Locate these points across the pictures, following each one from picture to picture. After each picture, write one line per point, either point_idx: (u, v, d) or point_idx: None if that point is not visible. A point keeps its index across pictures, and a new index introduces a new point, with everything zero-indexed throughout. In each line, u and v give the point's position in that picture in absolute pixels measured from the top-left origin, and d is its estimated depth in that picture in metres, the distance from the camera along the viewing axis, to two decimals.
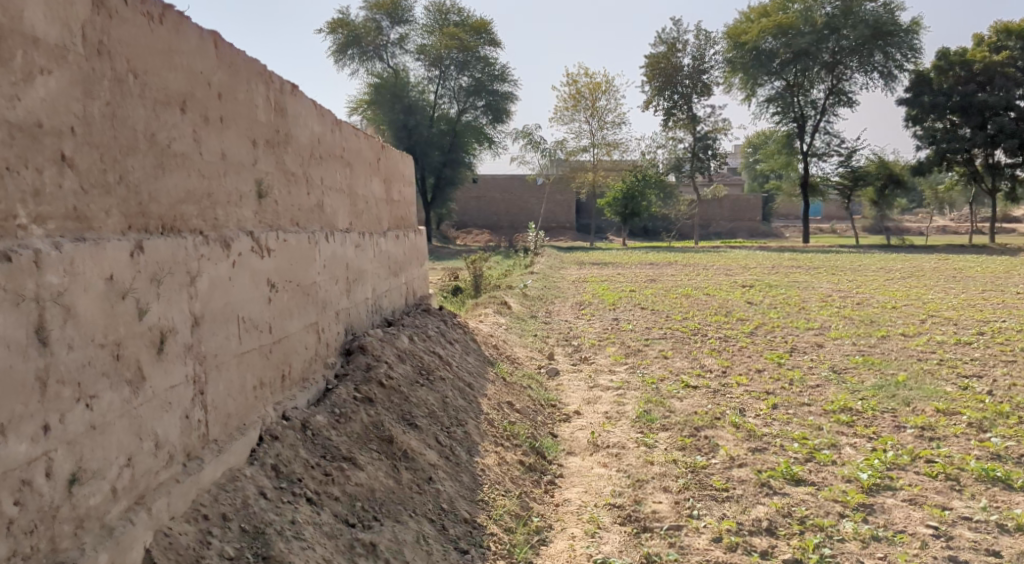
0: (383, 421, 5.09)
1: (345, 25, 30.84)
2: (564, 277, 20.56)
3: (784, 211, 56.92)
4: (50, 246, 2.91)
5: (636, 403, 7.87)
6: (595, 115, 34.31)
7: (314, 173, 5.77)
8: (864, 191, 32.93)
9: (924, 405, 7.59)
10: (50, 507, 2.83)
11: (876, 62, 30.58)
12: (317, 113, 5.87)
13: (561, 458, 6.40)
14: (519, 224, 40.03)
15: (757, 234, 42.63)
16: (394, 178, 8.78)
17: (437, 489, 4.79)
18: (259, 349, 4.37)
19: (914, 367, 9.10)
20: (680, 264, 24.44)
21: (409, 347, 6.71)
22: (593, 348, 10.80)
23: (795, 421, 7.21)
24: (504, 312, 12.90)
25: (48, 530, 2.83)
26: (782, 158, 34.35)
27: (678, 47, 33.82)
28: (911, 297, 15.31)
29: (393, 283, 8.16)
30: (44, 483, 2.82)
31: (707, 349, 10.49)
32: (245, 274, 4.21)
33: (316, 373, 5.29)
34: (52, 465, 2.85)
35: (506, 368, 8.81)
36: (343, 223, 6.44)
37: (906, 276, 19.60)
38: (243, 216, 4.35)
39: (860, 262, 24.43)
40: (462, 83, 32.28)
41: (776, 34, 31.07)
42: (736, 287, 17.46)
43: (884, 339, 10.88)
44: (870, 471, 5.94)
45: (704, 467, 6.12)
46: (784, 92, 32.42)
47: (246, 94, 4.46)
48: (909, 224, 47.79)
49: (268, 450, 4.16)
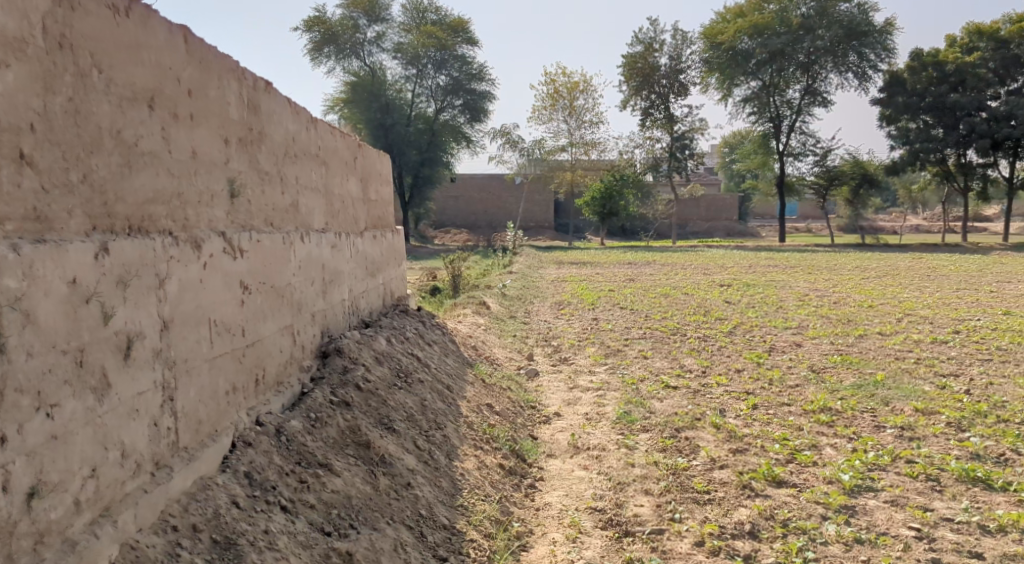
0: (359, 426, 4.98)
1: (322, 23, 30.61)
2: (543, 277, 20.48)
3: (761, 211, 57.22)
4: (8, 249, 2.80)
5: (616, 404, 7.80)
6: (573, 115, 34.29)
7: (288, 173, 5.65)
8: (839, 191, 33.14)
9: (903, 404, 7.58)
10: (7, 522, 2.72)
11: (851, 63, 30.73)
12: (291, 112, 5.75)
13: (541, 461, 6.32)
14: (498, 224, 39.95)
15: (734, 234, 42.78)
16: (371, 177, 8.66)
17: (415, 495, 4.69)
18: (232, 353, 4.26)
19: (892, 366, 9.10)
20: (659, 264, 24.45)
21: (387, 350, 6.60)
22: (573, 349, 10.73)
23: (775, 421, 7.17)
24: (483, 312, 12.81)
25: (6, 547, 2.71)
26: (759, 157, 34.45)
27: (655, 48, 33.84)
28: (887, 296, 15.38)
29: (370, 284, 8.05)
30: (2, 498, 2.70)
31: (687, 349, 10.46)
32: (217, 277, 4.09)
33: (291, 377, 5.17)
34: (10, 478, 2.74)
35: (485, 369, 8.72)
36: (319, 223, 6.31)
37: (882, 275, 19.71)
38: (215, 216, 4.23)
39: (837, 261, 24.53)
40: (440, 83, 32.13)
41: (752, 34, 31.20)
42: (715, 287, 17.47)
43: (861, 338, 10.90)
44: (852, 472, 5.90)
45: (685, 469, 6.05)
46: (760, 92, 32.50)
47: (218, 91, 4.34)
48: (883, 223, 48.18)
49: (241, 457, 4.04)
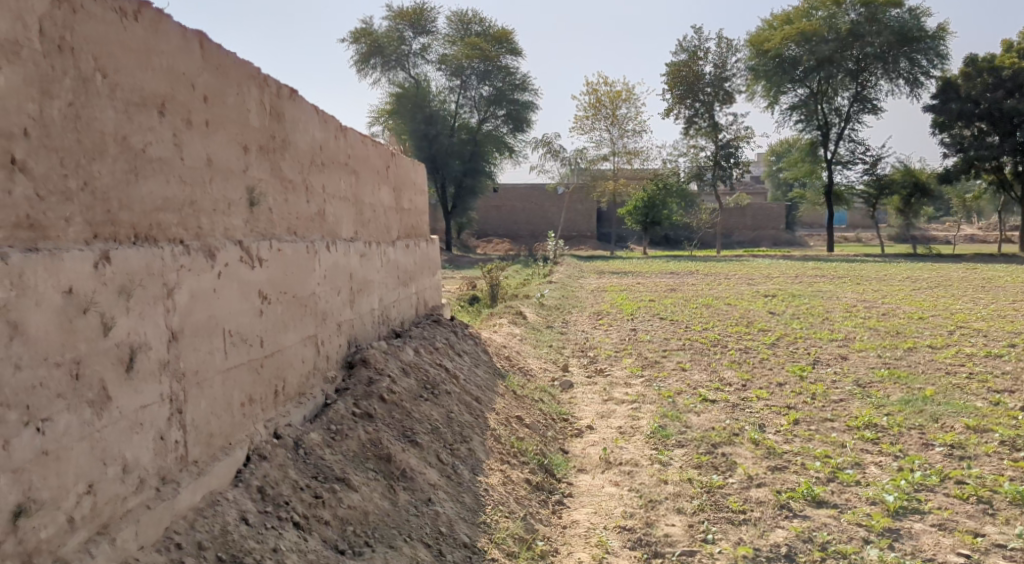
0: (381, 439, 4.87)
1: (368, 35, 30.90)
2: (584, 286, 20.25)
3: (809, 219, 56.32)
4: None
5: (652, 417, 7.60)
6: (616, 123, 34.05)
7: (315, 181, 5.58)
8: (890, 200, 32.42)
9: (953, 421, 7.27)
10: None
11: (901, 69, 30.12)
12: (318, 119, 5.67)
13: (572, 477, 6.15)
14: (540, 233, 39.81)
15: (781, 243, 42.14)
16: (405, 186, 8.59)
17: (436, 511, 4.56)
18: (249, 364, 4.18)
19: (942, 381, 8.76)
20: (701, 273, 24.12)
21: (415, 360, 6.48)
22: (609, 360, 10.53)
23: (817, 438, 6.92)
24: (520, 322, 12.67)
25: None
26: (806, 165, 33.93)
27: (700, 55, 33.48)
28: (939, 307, 14.90)
29: (402, 294, 7.96)
30: None
31: (727, 361, 10.18)
32: (233, 286, 4.02)
33: (314, 388, 5.08)
34: None
35: (518, 380, 8.57)
36: (347, 232, 6.24)
37: (933, 286, 19.17)
38: (233, 224, 4.16)
39: (886, 272, 23.93)
40: (483, 94, 32.16)
41: (799, 41, 30.78)
42: (758, 297, 17.14)
43: (910, 352, 10.54)
44: (897, 493, 5.64)
45: (720, 487, 5.84)
46: (808, 99, 31.98)
47: (237, 97, 4.28)
48: (936, 233, 47.10)
49: (255, 471, 3.95)
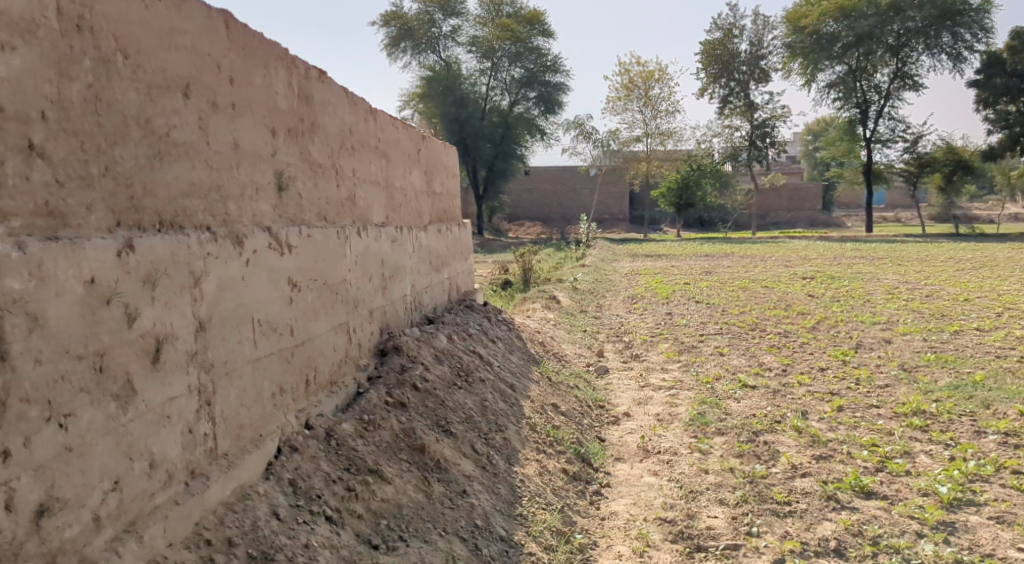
0: (415, 429, 4.75)
1: (398, 18, 30.72)
2: (617, 270, 20.03)
3: (846, 200, 55.42)
4: (12, 248, 2.64)
5: (690, 404, 7.44)
6: (649, 104, 33.63)
7: (344, 165, 5.45)
8: (931, 178, 31.68)
9: (1006, 408, 7.01)
10: (12, 543, 2.57)
11: (944, 44, 29.36)
12: (348, 102, 5.55)
13: (609, 466, 6.01)
14: (572, 216, 39.54)
15: (817, 224, 41.51)
16: (437, 169, 8.45)
17: (471, 504, 4.44)
18: (279, 353, 4.08)
19: (991, 366, 8.48)
20: (737, 256, 23.77)
21: (448, 347, 6.35)
22: (645, 345, 10.34)
23: (863, 425, 6.71)
24: (554, 306, 12.51)
25: None
26: (844, 144, 33.34)
27: (735, 33, 32.95)
28: (985, 289, 14.47)
29: (435, 279, 7.84)
30: (3, 518, 2.55)
31: (766, 346, 9.96)
32: (261, 273, 3.91)
33: (346, 377, 4.98)
34: (14, 495, 2.59)
35: (553, 366, 8.44)
36: (378, 217, 6.11)
37: (977, 266, 18.69)
38: (261, 210, 4.05)
39: (926, 252, 23.44)
40: (515, 75, 31.92)
41: (838, 17, 30.14)
42: (796, 280, 16.82)
43: (957, 335, 10.23)
44: (950, 484, 5.42)
45: (764, 476, 5.66)
46: (846, 76, 31.35)
47: (264, 79, 4.15)
48: (978, 212, 46.15)
49: (287, 463, 3.86)
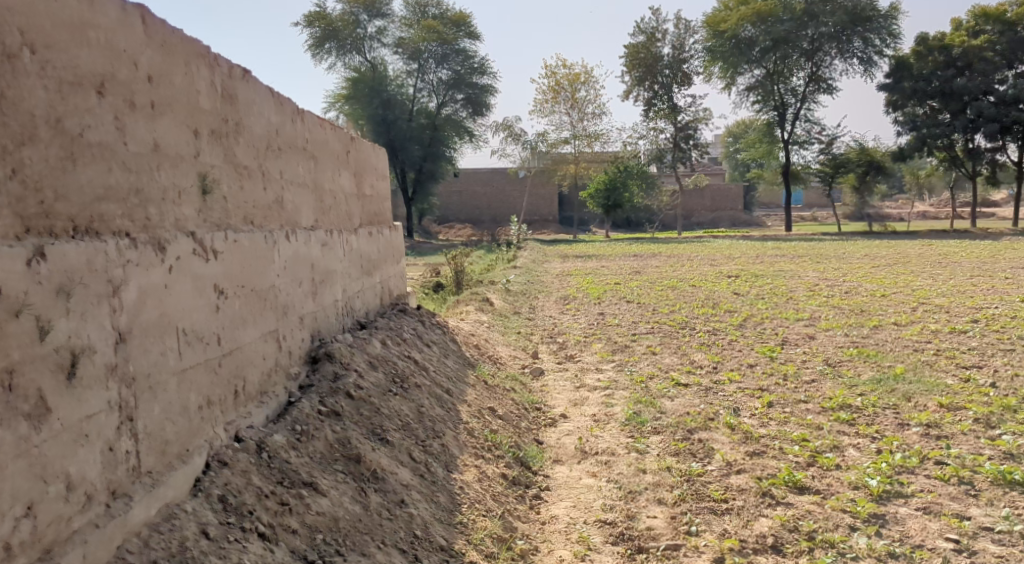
0: (349, 438, 4.62)
1: (321, 19, 30.21)
2: (548, 271, 20.04)
3: (766, 199, 56.70)
4: None
5: (625, 404, 7.44)
6: (575, 107, 33.86)
7: (271, 167, 5.27)
8: (846, 178, 32.58)
9: (926, 400, 7.19)
10: None
11: (855, 49, 30.28)
12: (273, 102, 5.37)
13: (548, 469, 5.95)
14: (502, 218, 39.54)
15: (739, 223, 42.32)
16: (366, 171, 8.29)
17: (410, 513, 4.32)
18: (206, 364, 3.91)
19: (911, 359, 8.70)
20: (664, 255, 24.06)
21: (382, 353, 6.21)
22: (579, 346, 10.33)
23: (793, 421, 6.79)
24: (487, 309, 12.43)
25: None
26: (763, 146, 34.09)
27: (658, 37, 33.40)
28: (901, 284, 14.91)
29: (366, 283, 7.67)
30: None
31: (696, 344, 10.05)
32: (185, 281, 3.73)
33: (277, 386, 4.81)
34: None
35: (487, 369, 8.35)
36: (307, 220, 5.94)
37: (892, 262, 19.29)
38: (184, 215, 3.87)
39: (845, 249, 24.11)
40: (442, 77, 31.77)
41: (755, 22, 30.74)
42: (722, 278, 17.08)
43: (877, 330, 10.49)
44: (880, 476, 5.51)
45: (700, 475, 5.68)
46: (764, 80, 32.05)
47: (185, 77, 3.97)
48: (890, 211, 47.78)
49: (216, 478, 3.69)
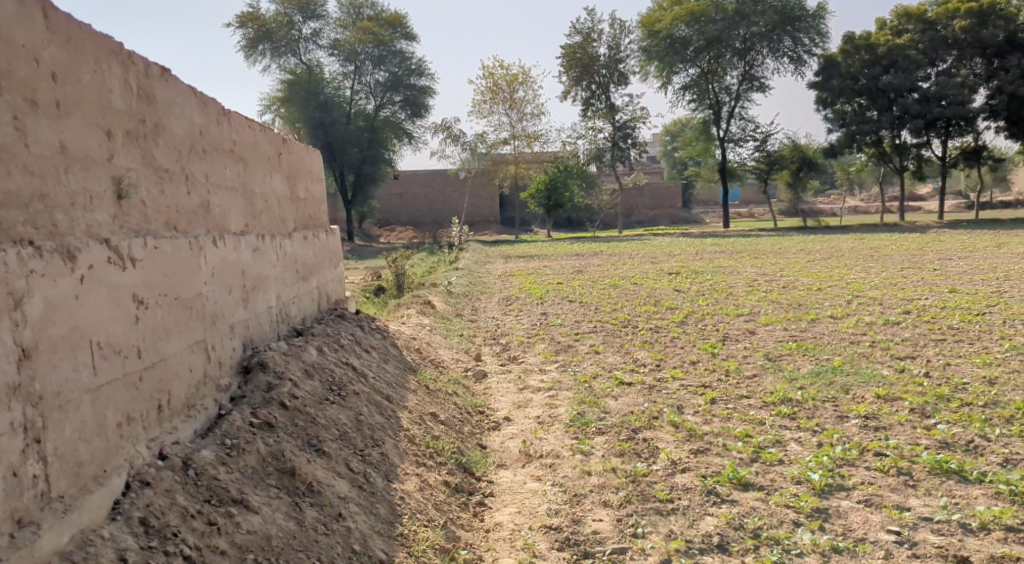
0: (283, 451, 4.43)
1: (255, 20, 29.66)
2: (490, 272, 19.91)
3: (705, 197, 57.44)
4: None
5: (569, 404, 7.35)
6: (514, 107, 33.81)
7: (195, 170, 5.04)
8: (780, 175, 33.10)
9: (864, 391, 7.25)
10: None
11: (785, 48, 30.81)
12: (196, 102, 5.14)
13: (491, 474, 5.82)
14: (444, 220, 39.31)
15: (679, 221, 42.77)
16: (300, 174, 8.05)
17: (348, 527, 4.15)
18: (124, 379, 3.71)
19: (848, 351, 8.80)
20: (606, 254, 24.14)
21: (319, 360, 6.01)
22: (522, 346, 10.22)
23: (736, 417, 6.77)
24: (429, 311, 12.25)
25: None
26: (700, 144, 34.48)
27: (594, 37, 33.53)
28: (835, 278, 15.14)
29: (302, 289, 7.46)
30: None
31: (639, 342, 10.03)
32: (100, 290, 3.53)
33: (205, 399, 4.60)
34: None
35: (429, 373, 8.19)
36: (237, 225, 5.71)
37: (826, 257, 19.62)
38: (98, 220, 3.66)
39: (781, 245, 24.42)
40: (379, 79, 31.50)
41: (689, 22, 31.04)
42: (663, 275, 17.14)
43: (814, 323, 10.60)
44: (821, 470, 5.49)
45: (645, 475, 5.60)
46: (699, 79, 32.45)
47: (95, 75, 3.76)
48: (823, 206, 48.80)
49: (137, 499, 3.49)
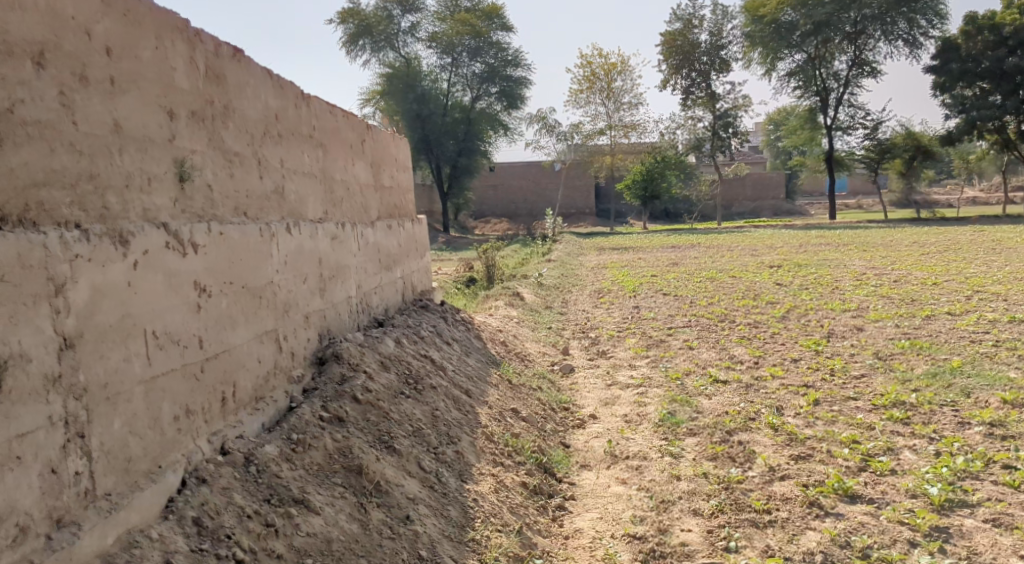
0: (353, 447, 4.21)
1: (356, 15, 29.95)
2: (584, 264, 19.50)
3: (809, 187, 55.58)
4: None
5: (660, 403, 6.96)
6: (612, 97, 33.25)
7: (270, 154, 4.87)
8: (892, 164, 31.54)
9: (988, 395, 6.61)
10: None
11: (900, 30, 29.23)
12: (272, 85, 4.97)
13: (574, 475, 5.51)
14: (539, 211, 39.00)
15: (782, 212, 41.39)
16: (385, 161, 7.85)
17: (416, 531, 3.89)
18: (184, 369, 3.57)
19: (968, 351, 8.10)
20: (703, 246, 23.39)
21: (397, 352, 5.79)
22: (612, 341, 9.84)
23: (841, 420, 6.25)
24: (518, 303, 11.97)
25: None
26: (805, 133, 33.21)
27: (695, 23, 32.70)
28: (952, 272, 14.18)
29: (385, 279, 7.28)
30: None
31: (736, 337, 9.52)
32: (156, 276, 3.47)
33: (276, 391, 4.43)
34: None
35: (515, 367, 7.90)
36: (315, 212, 5.53)
37: (942, 249, 18.50)
38: (156, 204, 3.58)
39: (892, 237, 23.22)
40: (475, 71, 31.35)
41: (796, 5, 29.95)
42: (764, 268, 16.41)
43: (929, 320, 9.88)
44: (940, 484, 4.96)
45: (740, 482, 5.19)
46: (805, 65, 31.18)
47: (157, 52, 3.66)
48: (938, 197, 46.44)
49: (191, 498, 3.37)
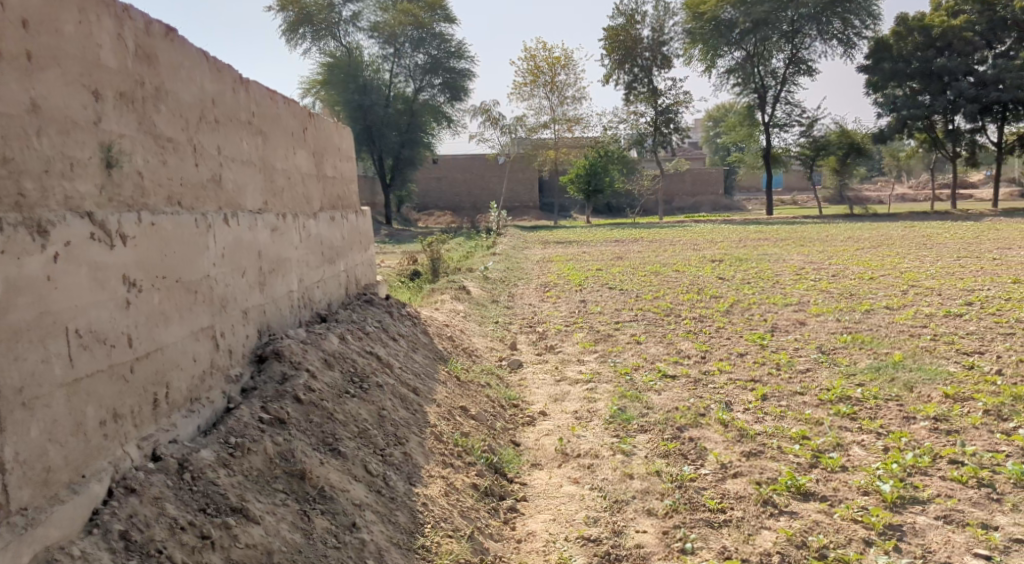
0: (295, 450, 3.98)
1: (296, 3, 29.26)
2: (528, 257, 19.31)
3: (747, 183, 56.36)
4: None
5: (609, 399, 6.83)
6: (555, 90, 33.16)
7: (206, 141, 4.59)
8: (827, 161, 32.03)
9: (930, 390, 6.63)
10: None
11: (835, 30, 29.67)
12: (208, 66, 4.69)
13: (525, 475, 5.35)
14: (482, 205, 38.76)
15: (720, 208, 41.80)
16: (327, 150, 7.56)
17: (362, 539, 3.69)
18: (110, 369, 3.31)
19: (909, 345, 8.15)
20: (647, 240, 23.41)
21: (341, 349, 5.55)
22: (559, 336, 9.71)
23: (790, 416, 6.20)
24: (464, 297, 11.75)
25: None
26: (744, 129, 33.55)
27: (636, 19, 32.73)
28: (887, 266, 14.40)
29: (328, 272, 7.01)
30: None
31: (683, 332, 9.47)
32: (79, 269, 3.20)
33: (213, 391, 4.18)
34: None
35: (461, 363, 7.71)
36: (254, 201, 5.25)
37: (876, 244, 18.82)
38: (80, 191, 3.31)
39: (828, 232, 23.56)
40: (418, 61, 30.91)
41: (735, 4, 30.21)
42: (706, 263, 16.45)
43: (868, 314, 9.95)
44: (892, 480, 4.92)
45: (693, 480, 5.08)
46: (744, 63, 31.45)
47: (79, 27, 3.38)
48: (871, 193, 47.49)
49: (119, 508, 3.13)
